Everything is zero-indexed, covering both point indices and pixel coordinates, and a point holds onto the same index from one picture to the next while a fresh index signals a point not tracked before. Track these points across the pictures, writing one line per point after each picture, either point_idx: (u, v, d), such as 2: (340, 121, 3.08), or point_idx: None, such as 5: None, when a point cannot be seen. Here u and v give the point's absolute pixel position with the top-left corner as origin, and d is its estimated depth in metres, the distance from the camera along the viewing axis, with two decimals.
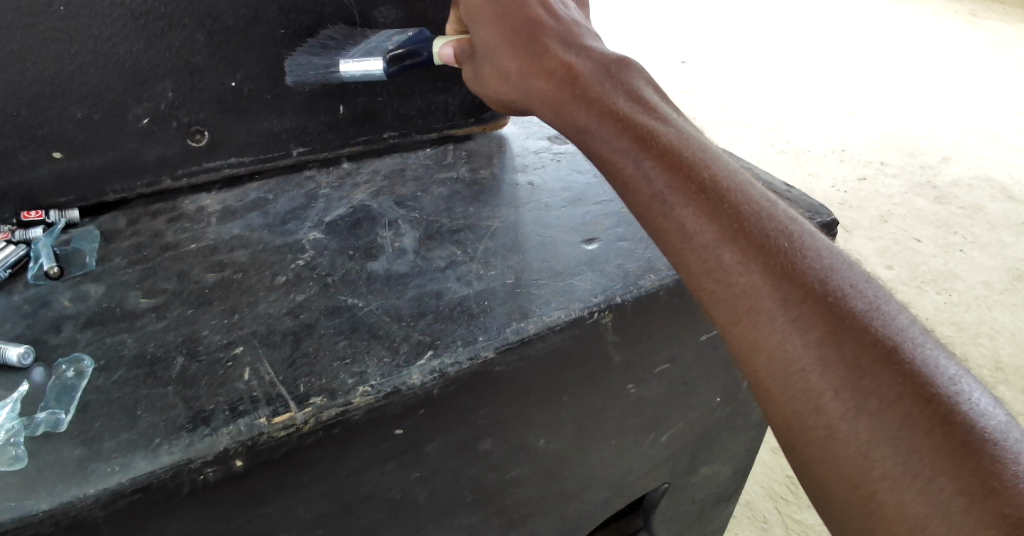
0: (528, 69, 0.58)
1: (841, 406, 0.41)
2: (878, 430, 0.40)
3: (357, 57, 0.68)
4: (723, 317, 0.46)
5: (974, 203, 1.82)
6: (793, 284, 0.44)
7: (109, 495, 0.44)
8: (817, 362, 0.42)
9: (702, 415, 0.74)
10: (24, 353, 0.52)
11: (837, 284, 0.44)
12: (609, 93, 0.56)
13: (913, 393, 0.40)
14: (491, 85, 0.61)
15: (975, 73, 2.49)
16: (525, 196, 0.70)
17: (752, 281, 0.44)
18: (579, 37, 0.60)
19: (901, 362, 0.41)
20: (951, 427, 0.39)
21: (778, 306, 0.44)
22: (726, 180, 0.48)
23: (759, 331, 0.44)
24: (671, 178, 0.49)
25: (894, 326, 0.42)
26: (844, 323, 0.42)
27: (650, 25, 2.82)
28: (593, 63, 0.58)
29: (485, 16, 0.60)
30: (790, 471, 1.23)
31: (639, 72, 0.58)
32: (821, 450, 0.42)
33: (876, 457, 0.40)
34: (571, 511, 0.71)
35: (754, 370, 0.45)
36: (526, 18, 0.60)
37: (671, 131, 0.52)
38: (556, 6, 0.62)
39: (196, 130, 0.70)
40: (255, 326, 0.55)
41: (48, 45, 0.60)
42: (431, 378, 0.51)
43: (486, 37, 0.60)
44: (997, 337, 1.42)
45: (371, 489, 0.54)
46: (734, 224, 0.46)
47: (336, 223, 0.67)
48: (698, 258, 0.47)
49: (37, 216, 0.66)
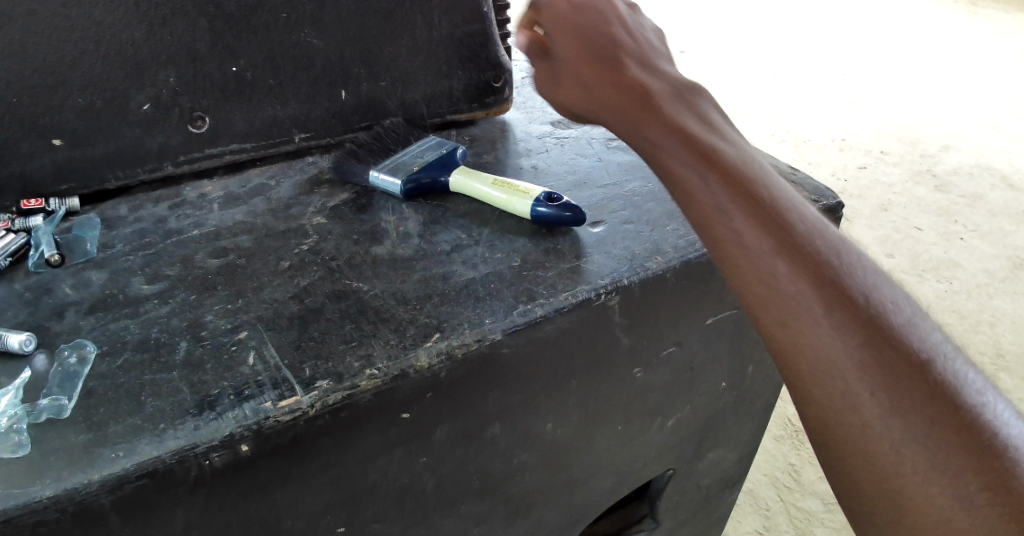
0: (601, 79, 0.58)
1: (877, 405, 0.39)
2: (911, 429, 0.38)
3: (383, 171, 0.68)
4: (768, 319, 0.43)
5: (975, 192, 1.82)
6: (837, 289, 0.41)
7: (115, 480, 0.44)
8: (857, 364, 0.40)
9: (709, 399, 0.74)
10: (26, 340, 0.52)
11: (878, 295, 0.42)
12: (680, 115, 0.55)
13: (943, 399, 0.38)
14: (561, 92, 0.61)
15: (974, 62, 2.49)
16: (530, 179, 0.70)
17: (800, 285, 0.42)
18: (653, 57, 0.60)
19: (932, 369, 0.39)
20: (975, 432, 0.38)
21: (822, 310, 0.41)
22: (778, 193, 0.47)
23: (803, 334, 0.41)
24: (727, 185, 0.47)
25: (931, 339, 0.40)
26: (885, 331, 0.40)
27: (648, 16, 2.81)
28: (667, 88, 0.57)
29: (561, 23, 0.61)
30: (793, 459, 1.23)
31: (708, 96, 0.58)
32: (854, 447, 0.40)
33: (906, 455, 0.38)
34: (578, 498, 0.71)
35: (795, 374, 0.42)
36: (603, 33, 0.60)
37: (727, 143, 0.51)
38: (634, 25, 0.62)
39: (198, 116, 0.69)
40: (260, 311, 0.55)
41: (48, 33, 0.60)
42: (438, 359, 0.51)
43: (562, 44, 0.61)
44: (998, 325, 1.43)
45: (379, 476, 0.54)
46: (788, 232, 0.44)
47: (340, 209, 0.66)
48: (747, 262, 0.44)
49: (37, 204, 0.65)
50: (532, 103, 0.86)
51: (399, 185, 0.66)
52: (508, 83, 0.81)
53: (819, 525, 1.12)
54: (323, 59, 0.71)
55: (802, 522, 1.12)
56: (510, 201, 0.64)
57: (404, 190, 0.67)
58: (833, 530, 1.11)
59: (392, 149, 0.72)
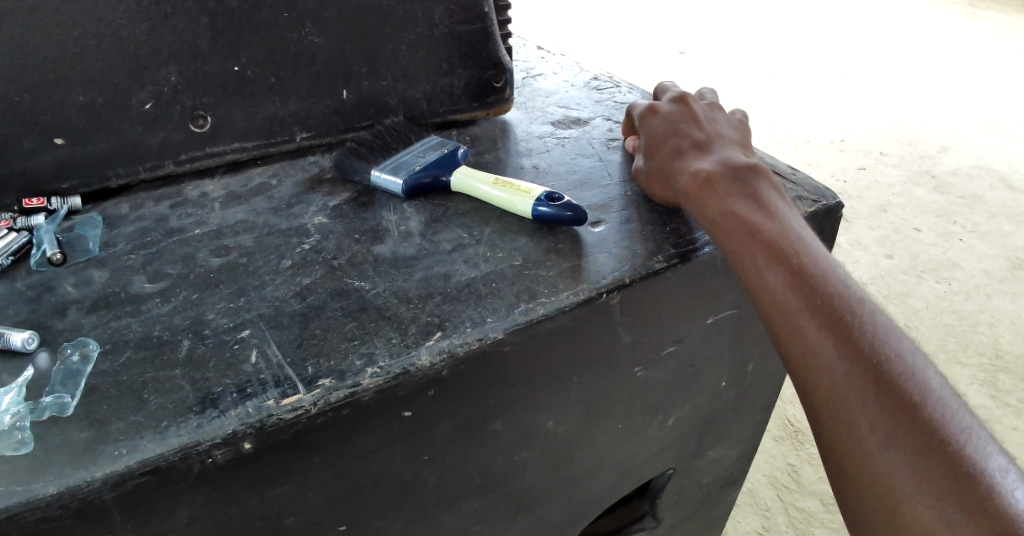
0: (676, 166, 0.65)
1: (876, 435, 0.46)
2: (906, 458, 0.45)
3: (384, 171, 0.68)
4: (795, 365, 0.52)
5: (974, 193, 1.82)
6: (849, 342, 0.50)
7: (118, 476, 0.44)
8: (861, 400, 0.48)
9: (710, 398, 0.74)
10: (28, 338, 0.52)
11: (885, 347, 0.49)
12: (734, 194, 0.61)
13: (933, 432, 0.45)
14: (646, 179, 0.67)
15: (973, 63, 2.49)
16: (531, 178, 0.70)
17: (818, 337, 0.51)
18: (722, 147, 0.67)
19: (926, 410, 0.46)
20: (959, 460, 0.44)
21: (836, 355, 0.49)
22: (812, 263, 0.55)
23: (820, 375, 0.50)
24: (768, 256, 0.56)
25: (929, 385, 0.47)
26: (885, 377, 0.48)
27: (648, 17, 2.81)
28: (724, 166, 0.63)
29: (650, 126, 0.71)
30: (792, 459, 1.23)
31: (767, 178, 0.63)
32: (859, 470, 0.47)
33: (899, 478, 0.45)
34: (579, 494, 0.71)
35: (819, 414, 0.50)
36: (682, 132, 0.68)
37: (770, 216, 0.59)
38: (710, 123, 0.69)
39: (200, 113, 0.69)
40: (262, 309, 0.55)
41: (49, 29, 0.60)
42: (440, 358, 0.51)
43: (648, 142, 0.70)
44: (997, 325, 1.43)
45: (381, 469, 0.54)
46: (812, 295, 0.53)
47: (341, 207, 0.66)
48: (783, 318, 0.53)
49: (39, 203, 0.65)
50: (533, 102, 0.86)
51: (400, 186, 0.67)
52: (509, 82, 0.82)
53: (819, 524, 1.12)
54: (324, 57, 0.72)
55: (802, 521, 1.13)
56: (512, 201, 0.64)
57: (405, 190, 0.67)
58: (832, 530, 1.11)
59: (394, 149, 0.72)
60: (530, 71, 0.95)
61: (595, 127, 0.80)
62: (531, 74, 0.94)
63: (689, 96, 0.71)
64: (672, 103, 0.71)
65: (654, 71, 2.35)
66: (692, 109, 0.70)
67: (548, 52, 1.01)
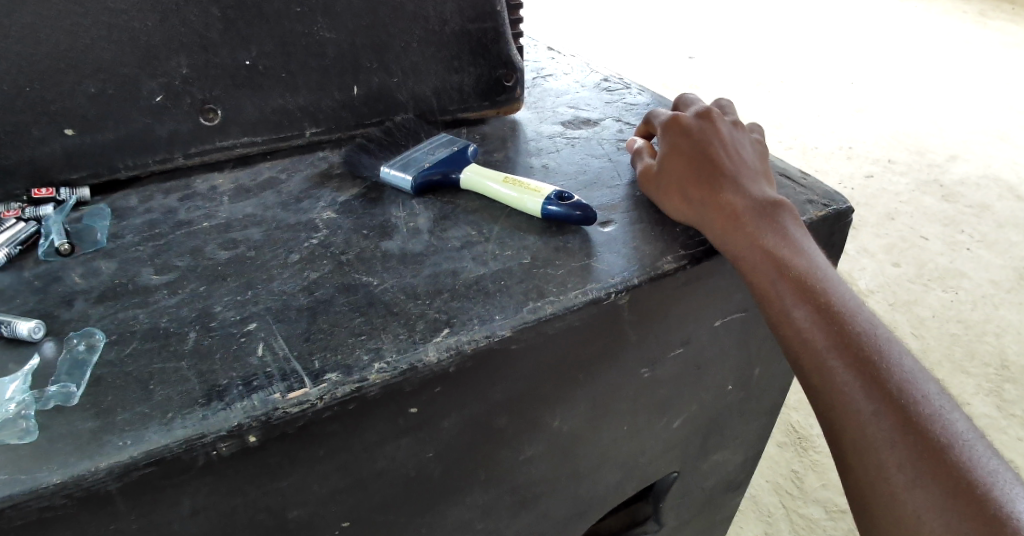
0: (698, 192, 0.63)
1: (904, 475, 0.48)
2: (932, 497, 0.46)
3: (395, 167, 0.68)
4: (823, 404, 0.53)
5: (982, 202, 1.81)
6: (875, 384, 0.50)
7: (123, 467, 0.44)
8: (888, 440, 0.49)
9: (715, 399, 0.74)
10: (34, 327, 0.51)
11: (911, 390, 0.50)
12: (759, 226, 0.60)
13: (959, 475, 0.46)
14: (665, 201, 0.64)
15: (981, 72, 2.49)
16: (540, 177, 0.70)
17: (845, 377, 0.51)
18: (746, 176, 0.64)
19: (952, 451, 0.47)
20: (984, 503, 0.45)
21: (864, 398, 0.50)
22: (839, 303, 0.55)
23: (849, 416, 0.51)
24: (796, 295, 0.56)
25: (955, 428, 0.48)
26: (912, 418, 0.49)
27: (655, 23, 2.82)
28: (750, 201, 0.61)
29: (674, 140, 0.68)
30: (796, 466, 1.23)
31: (792, 213, 0.61)
32: (885, 510, 0.48)
33: (926, 520, 0.46)
34: (584, 489, 0.71)
35: (845, 453, 0.51)
36: (707, 154, 0.66)
37: (800, 253, 0.58)
38: (736, 148, 0.67)
39: (209, 107, 0.69)
40: (269, 303, 0.55)
41: (60, 18, 0.60)
42: (448, 354, 0.51)
43: (671, 157, 0.66)
44: (1003, 335, 1.42)
45: (386, 463, 0.54)
46: (840, 334, 0.53)
47: (350, 203, 0.66)
48: (810, 356, 0.53)
49: (48, 193, 0.65)
50: (544, 103, 0.86)
51: (409, 184, 0.67)
52: (519, 81, 0.81)
53: (821, 531, 1.12)
54: (335, 50, 0.71)
55: (804, 529, 1.12)
56: (521, 199, 0.64)
57: (413, 187, 0.67)
58: None
59: (404, 145, 0.72)
60: (540, 71, 0.95)
61: (605, 128, 0.80)
62: (541, 75, 0.94)
63: (713, 112, 0.69)
64: (697, 119, 0.69)
65: (663, 74, 2.35)
66: (716, 127, 0.68)
67: (559, 52, 1.01)
